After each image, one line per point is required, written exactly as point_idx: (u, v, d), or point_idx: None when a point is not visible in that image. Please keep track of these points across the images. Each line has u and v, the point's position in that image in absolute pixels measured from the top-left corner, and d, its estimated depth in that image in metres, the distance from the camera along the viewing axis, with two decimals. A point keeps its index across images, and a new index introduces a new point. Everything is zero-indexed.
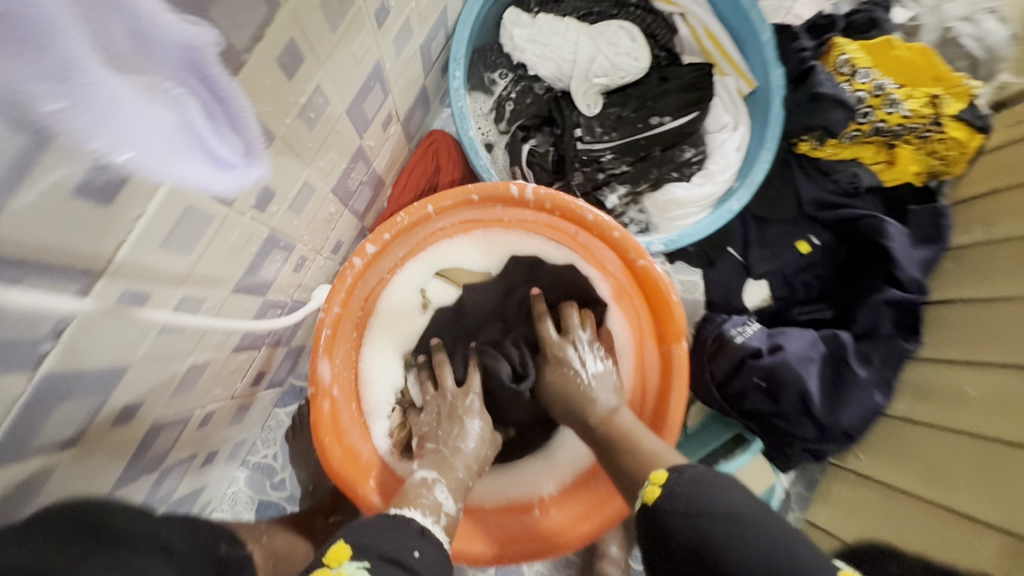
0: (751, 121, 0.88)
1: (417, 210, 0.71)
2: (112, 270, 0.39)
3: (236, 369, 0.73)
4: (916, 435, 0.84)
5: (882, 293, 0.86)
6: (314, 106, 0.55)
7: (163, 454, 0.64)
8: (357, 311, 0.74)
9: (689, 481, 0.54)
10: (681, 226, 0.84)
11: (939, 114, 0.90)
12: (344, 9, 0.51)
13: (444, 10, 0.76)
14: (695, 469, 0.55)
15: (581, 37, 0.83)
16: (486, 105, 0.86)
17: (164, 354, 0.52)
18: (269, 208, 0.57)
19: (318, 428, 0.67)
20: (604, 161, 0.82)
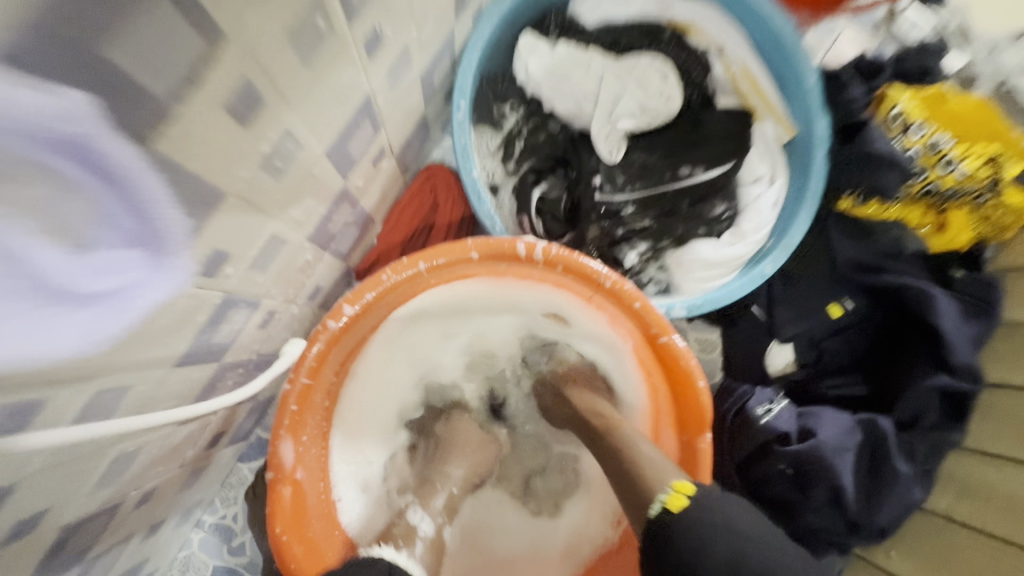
0: (790, 172, 0.79)
1: (406, 268, 0.60)
2: None
3: (185, 439, 0.62)
4: (961, 543, 0.73)
5: (931, 379, 0.76)
6: (282, 153, 0.45)
7: (85, 547, 0.54)
8: (330, 378, 0.63)
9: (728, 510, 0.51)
10: (706, 291, 0.74)
11: (999, 178, 0.80)
12: (324, 40, 0.41)
13: (451, 34, 0.67)
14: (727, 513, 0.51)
15: (604, 73, 0.73)
16: (492, 141, 0.76)
17: (77, 454, 0.42)
18: (222, 272, 0.46)
19: (274, 522, 0.56)
20: (624, 215, 0.73)
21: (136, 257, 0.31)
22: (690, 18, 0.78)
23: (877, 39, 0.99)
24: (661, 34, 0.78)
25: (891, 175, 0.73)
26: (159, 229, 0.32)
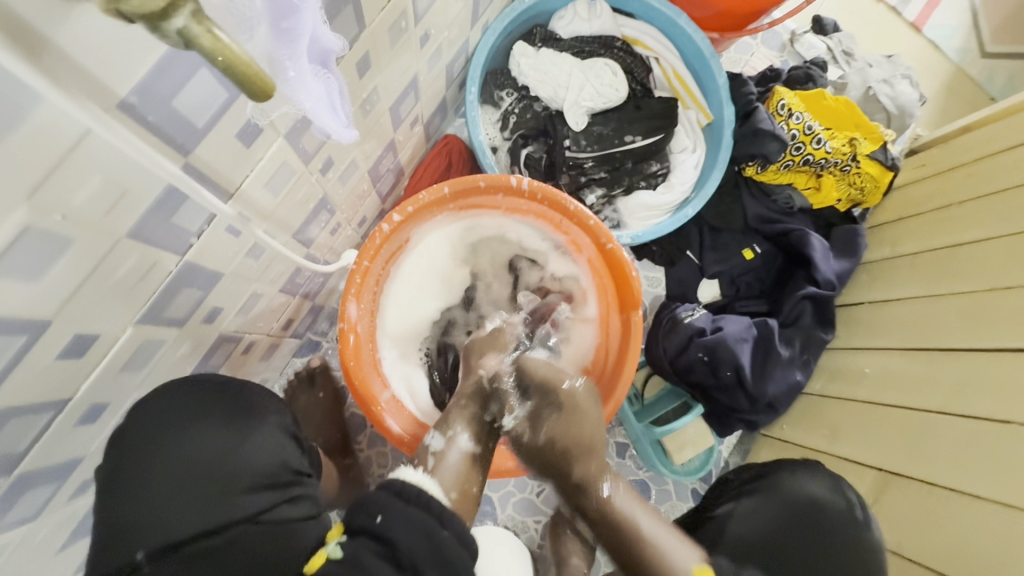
0: (707, 146, 1.09)
1: (436, 191, 0.89)
2: (239, 197, 0.56)
3: (275, 310, 0.88)
4: (825, 409, 1.02)
5: (801, 289, 1.07)
6: (370, 100, 0.73)
7: (217, 367, 0.79)
8: (379, 269, 0.91)
9: None
10: (645, 225, 1.04)
11: (856, 153, 1.12)
12: (401, 33, 0.70)
13: (467, 39, 0.96)
14: None
15: (574, 70, 1.04)
16: (494, 117, 1.07)
17: (243, 274, 0.68)
18: (327, 174, 0.74)
19: (345, 355, 0.84)
20: (585, 168, 1.03)
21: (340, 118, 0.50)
22: (637, 34, 1.11)
23: (783, 55, 1.35)
24: (614, 44, 1.09)
25: (773, 145, 1.06)
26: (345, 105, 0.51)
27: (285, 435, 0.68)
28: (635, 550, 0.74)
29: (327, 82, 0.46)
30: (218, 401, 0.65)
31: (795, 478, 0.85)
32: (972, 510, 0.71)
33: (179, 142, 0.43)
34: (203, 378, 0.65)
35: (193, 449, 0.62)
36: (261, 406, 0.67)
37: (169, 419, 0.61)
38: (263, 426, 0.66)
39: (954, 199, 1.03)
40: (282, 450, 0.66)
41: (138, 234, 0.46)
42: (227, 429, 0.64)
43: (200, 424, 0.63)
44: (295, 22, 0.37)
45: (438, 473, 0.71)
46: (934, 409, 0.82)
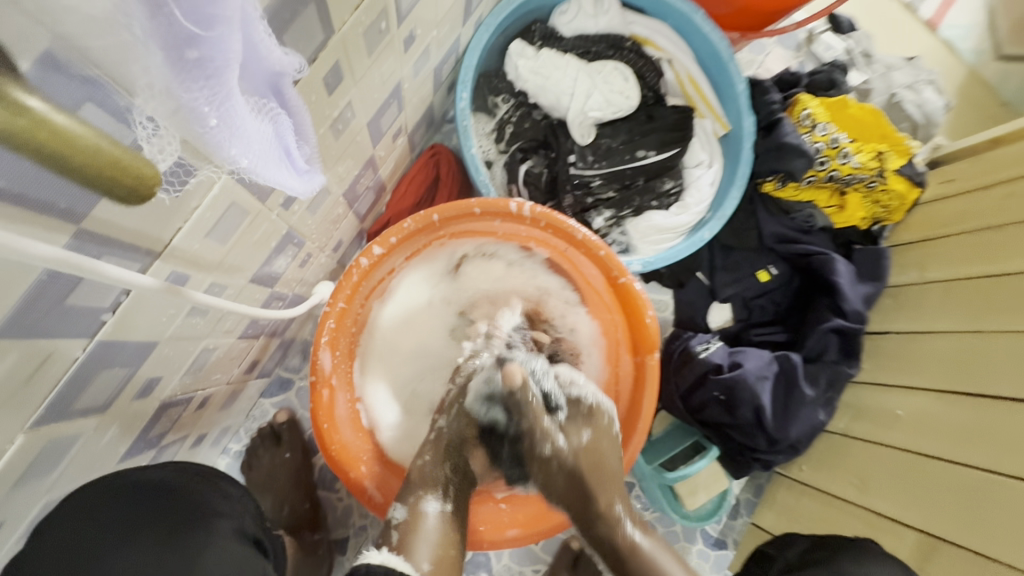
0: (724, 161, 0.98)
1: (423, 218, 0.76)
2: (170, 255, 0.43)
3: (235, 356, 0.75)
4: (848, 452, 0.94)
5: (828, 322, 0.97)
6: (343, 118, 0.60)
7: (161, 434, 0.66)
8: (357, 308, 0.78)
9: None
10: (658, 251, 0.94)
11: (883, 169, 1.03)
12: (381, 37, 0.57)
13: (458, 37, 0.83)
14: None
15: (579, 74, 0.91)
16: (488, 126, 0.94)
17: (187, 335, 0.55)
18: (292, 207, 0.61)
19: (318, 415, 0.71)
20: (592, 187, 0.91)
21: (302, 160, 0.39)
22: (647, 33, 0.98)
23: (799, 57, 1.24)
24: (623, 44, 0.97)
25: (799, 163, 0.95)
26: (305, 144, 0.39)
27: (240, 543, 0.55)
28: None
29: (277, 120, 0.34)
30: (154, 511, 0.52)
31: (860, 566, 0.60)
32: None
33: (61, 206, 0.30)
34: (128, 487, 0.53)
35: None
36: (206, 513, 0.55)
37: (84, 547, 0.48)
38: (216, 538, 0.53)
39: (984, 222, 0.94)
40: (240, 563, 0.54)
41: (15, 329, 0.33)
42: (162, 551, 0.50)
43: (120, 550, 0.49)
44: (206, 50, 0.24)
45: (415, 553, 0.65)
46: (977, 466, 0.74)
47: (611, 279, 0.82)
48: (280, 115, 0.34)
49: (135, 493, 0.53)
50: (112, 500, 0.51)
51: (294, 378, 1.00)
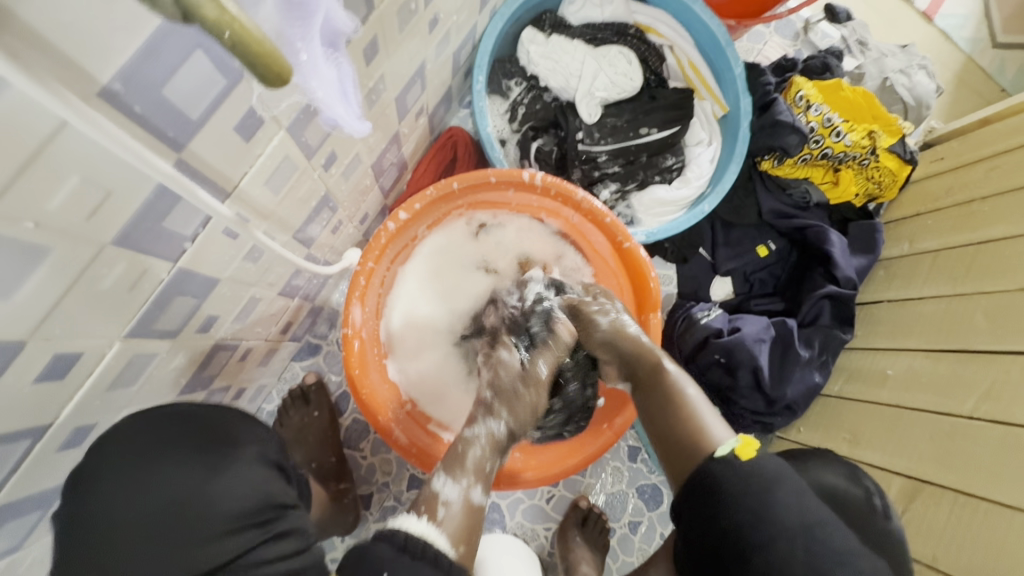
0: (723, 139, 1.05)
1: (444, 187, 0.83)
2: (238, 195, 0.50)
3: (274, 313, 0.83)
4: (843, 411, 1.00)
5: (822, 289, 1.03)
6: (376, 90, 0.67)
7: (211, 377, 0.74)
8: (384, 270, 0.85)
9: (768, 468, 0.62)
10: (661, 222, 1.00)
11: (875, 146, 1.09)
12: (411, 16, 0.64)
13: (475, 24, 0.91)
14: (777, 466, 0.62)
15: (586, 58, 0.99)
16: (502, 107, 1.01)
17: (240, 279, 0.63)
18: (330, 169, 0.68)
19: (351, 362, 0.78)
20: (599, 162, 0.98)
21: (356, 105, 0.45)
22: (650, 21, 1.05)
23: (796, 45, 1.30)
24: (628, 31, 1.03)
25: (793, 138, 1.02)
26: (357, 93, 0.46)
27: (265, 467, 0.63)
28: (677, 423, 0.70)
29: (340, 67, 0.41)
30: (183, 430, 0.59)
31: (813, 466, 0.70)
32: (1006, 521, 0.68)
33: (171, 135, 0.38)
34: (164, 412, 0.59)
35: (154, 492, 0.56)
36: (233, 436, 0.62)
37: (129, 458, 0.55)
38: (240, 461, 0.61)
39: (974, 194, 1.00)
40: (262, 482, 0.61)
41: (125, 240, 0.40)
42: (199, 465, 0.58)
43: (163, 463, 0.57)
44: None
45: (443, 523, 0.63)
46: (965, 414, 0.79)
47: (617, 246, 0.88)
48: (342, 62, 0.41)
49: (166, 418, 0.59)
50: (146, 425, 0.57)
51: (321, 345, 1.08)
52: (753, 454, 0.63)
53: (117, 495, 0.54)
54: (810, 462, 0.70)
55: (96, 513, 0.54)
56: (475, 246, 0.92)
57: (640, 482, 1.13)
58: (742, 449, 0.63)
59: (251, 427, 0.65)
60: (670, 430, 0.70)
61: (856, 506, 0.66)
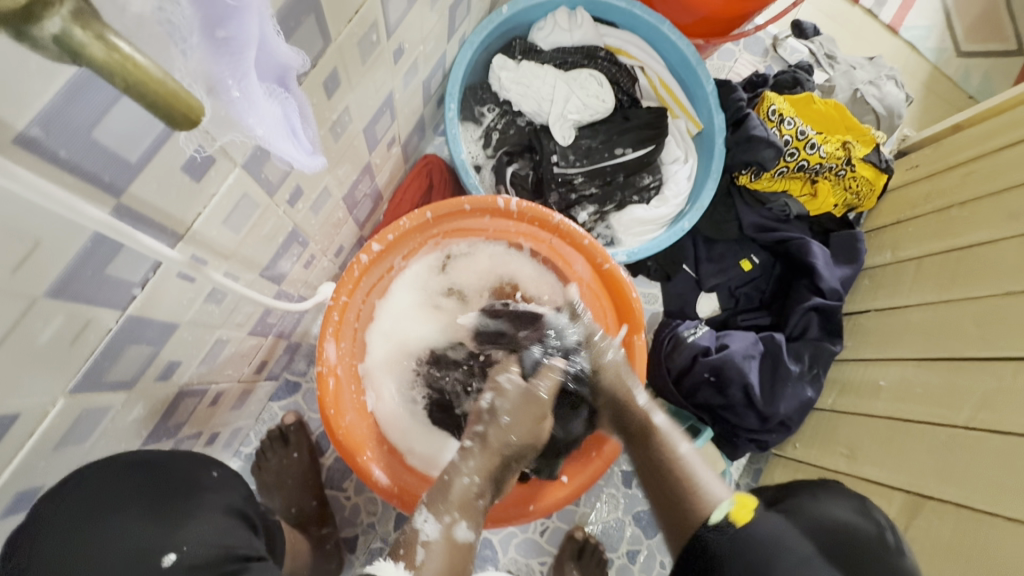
0: (698, 156, 1.05)
1: (417, 217, 0.82)
2: (191, 238, 0.48)
3: (246, 353, 0.80)
4: (838, 425, 0.97)
5: (807, 301, 1.02)
6: (341, 122, 0.66)
7: (179, 425, 0.71)
8: (359, 304, 0.83)
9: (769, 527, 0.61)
10: (641, 242, 0.99)
11: (850, 157, 1.09)
12: (373, 47, 0.64)
13: (444, 53, 0.91)
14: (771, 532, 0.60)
15: (558, 82, 0.98)
16: (476, 133, 1.01)
17: (203, 322, 0.60)
18: (296, 204, 0.67)
19: (325, 402, 0.75)
20: (575, 184, 0.97)
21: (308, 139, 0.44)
22: (620, 44, 1.06)
23: (767, 61, 1.32)
24: (598, 53, 1.04)
25: (768, 152, 1.02)
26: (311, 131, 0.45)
27: (228, 517, 0.59)
28: (674, 481, 0.72)
29: (285, 103, 0.39)
30: (134, 482, 0.54)
31: (817, 500, 0.63)
32: (1011, 536, 0.65)
33: (108, 179, 0.36)
34: (123, 460, 0.55)
35: (97, 558, 0.50)
36: (193, 485, 0.58)
37: (77, 514, 0.50)
38: (204, 509, 0.57)
39: (952, 200, 1.00)
40: (228, 536, 0.57)
41: (59, 292, 0.38)
42: (155, 519, 0.54)
43: (113, 517, 0.52)
44: (234, 30, 0.30)
45: (424, 566, 0.63)
46: (961, 425, 0.77)
47: (598, 266, 0.87)
48: (288, 99, 0.39)
49: (118, 468, 0.54)
50: (104, 473, 0.53)
51: (300, 382, 1.05)
52: (748, 514, 0.64)
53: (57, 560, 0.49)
54: (819, 496, 0.64)
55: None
56: (444, 282, 0.90)
57: (636, 509, 1.10)
58: (736, 513, 0.65)
59: (211, 474, 0.61)
60: (660, 464, 0.75)
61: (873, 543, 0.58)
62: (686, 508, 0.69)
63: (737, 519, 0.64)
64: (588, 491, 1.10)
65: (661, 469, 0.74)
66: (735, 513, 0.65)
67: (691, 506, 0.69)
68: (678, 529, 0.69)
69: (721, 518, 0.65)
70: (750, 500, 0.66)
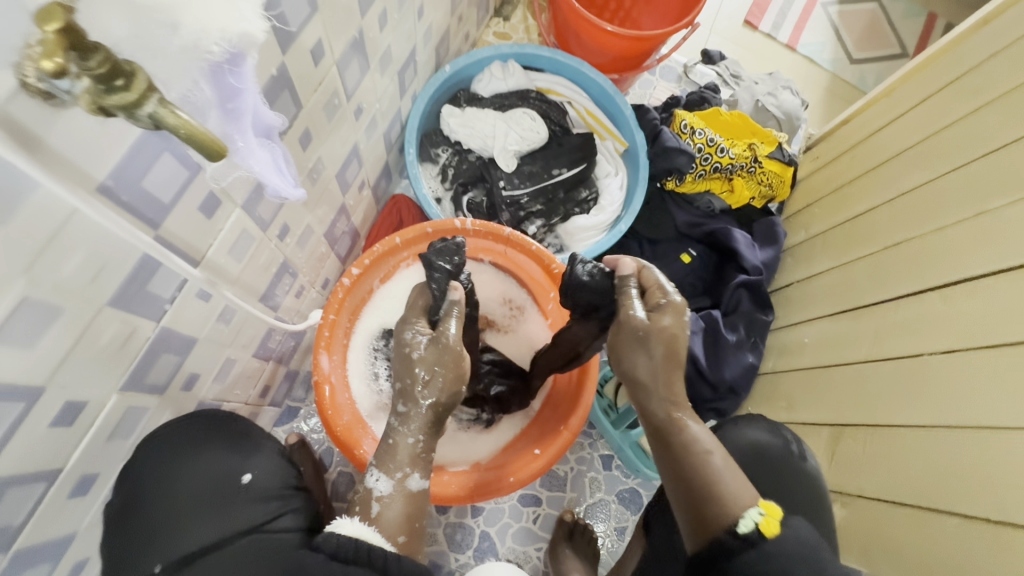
0: (627, 169, 1.23)
1: (388, 242, 0.97)
2: (207, 263, 0.63)
3: (251, 375, 0.92)
4: (779, 383, 1.10)
5: (736, 279, 1.17)
6: (316, 170, 0.82)
7: None
8: (346, 322, 0.97)
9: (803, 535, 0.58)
10: (585, 245, 1.15)
11: (755, 156, 1.28)
12: (337, 109, 0.81)
13: (399, 108, 1.09)
14: (811, 537, 0.58)
15: (497, 121, 1.17)
16: (434, 170, 1.18)
17: (216, 339, 0.73)
18: (285, 239, 0.82)
19: (324, 406, 0.88)
20: (522, 203, 1.14)
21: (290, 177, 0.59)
22: (548, 85, 1.26)
23: (681, 86, 1.54)
24: (530, 95, 1.23)
25: (681, 158, 1.22)
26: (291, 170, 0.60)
27: (278, 456, 0.80)
28: (694, 479, 0.63)
29: (273, 150, 0.54)
30: (211, 429, 0.74)
31: (740, 427, 0.88)
32: (910, 440, 0.77)
33: (149, 217, 0.50)
34: (201, 412, 0.74)
35: (196, 477, 0.71)
36: (251, 432, 0.79)
37: (178, 451, 0.69)
38: (263, 447, 0.79)
39: (845, 179, 1.18)
40: (279, 468, 0.78)
41: (117, 303, 0.51)
42: (232, 452, 0.75)
43: (202, 451, 0.72)
44: (238, 103, 0.45)
45: (380, 520, 0.71)
46: (863, 359, 0.91)
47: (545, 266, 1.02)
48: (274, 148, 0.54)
49: (197, 417, 0.73)
50: (190, 421, 0.72)
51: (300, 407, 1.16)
52: (777, 527, 0.57)
53: (163, 481, 0.69)
54: (746, 423, 0.88)
55: (146, 501, 0.67)
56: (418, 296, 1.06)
57: (618, 488, 1.20)
58: (767, 524, 0.58)
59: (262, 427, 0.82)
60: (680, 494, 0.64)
61: (778, 453, 0.85)
62: (703, 498, 0.62)
63: (765, 533, 0.57)
64: (573, 477, 1.20)
65: (682, 471, 0.64)
66: (765, 524, 0.57)
67: (714, 507, 0.61)
68: (697, 519, 0.62)
69: (751, 526, 0.58)
70: (779, 509, 0.59)
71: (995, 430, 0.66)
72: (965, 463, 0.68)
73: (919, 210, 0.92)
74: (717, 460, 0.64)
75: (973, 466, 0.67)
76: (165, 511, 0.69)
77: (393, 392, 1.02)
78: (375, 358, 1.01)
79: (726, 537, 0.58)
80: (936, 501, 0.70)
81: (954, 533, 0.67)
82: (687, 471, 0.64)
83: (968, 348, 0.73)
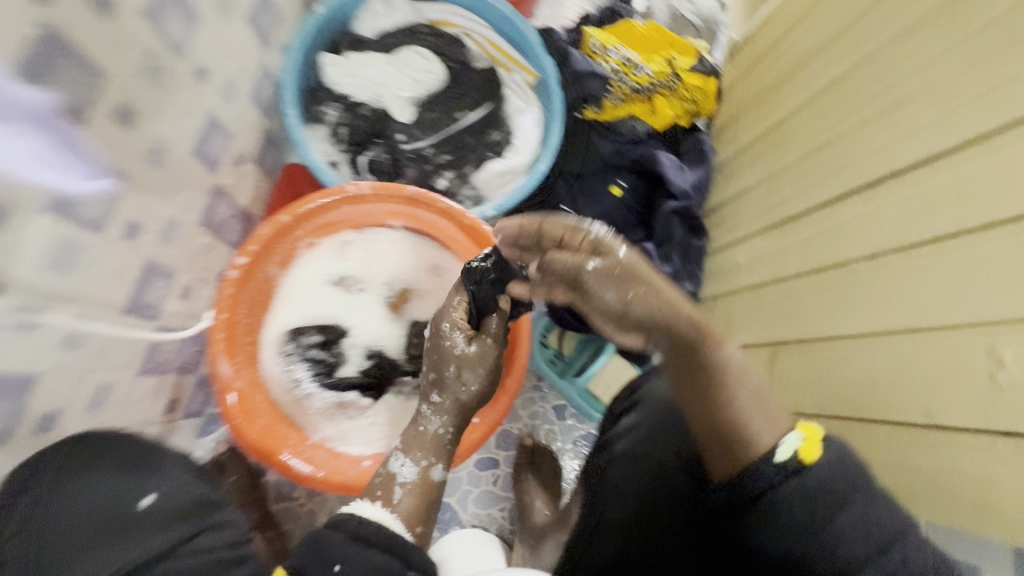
0: (540, 102, 1.12)
1: (274, 221, 0.88)
2: (15, 285, 0.54)
3: (147, 393, 0.82)
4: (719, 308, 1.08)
5: (665, 207, 1.13)
6: (157, 150, 0.69)
7: None
8: (245, 318, 0.87)
9: (838, 462, 0.53)
10: (504, 192, 1.06)
11: (675, 70, 1.19)
12: (162, 72, 0.67)
13: (264, 64, 0.95)
14: (846, 468, 0.53)
15: (385, 65, 1.04)
16: (323, 132, 1.03)
17: (69, 368, 0.63)
18: (137, 239, 0.70)
19: (229, 416, 0.79)
20: (428, 155, 1.04)
21: None
22: (439, 15, 1.11)
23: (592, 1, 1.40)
24: (421, 31, 1.09)
25: (593, 83, 1.16)
26: None
27: (193, 471, 0.69)
28: (721, 422, 0.56)
29: None
30: (99, 454, 0.65)
31: (660, 382, 0.77)
32: (845, 352, 0.75)
33: None
34: (94, 437, 0.66)
35: (82, 508, 0.61)
36: (153, 451, 0.69)
37: (64, 474, 0.62)
38: (166, 464, 0.68)
39: (766, 84, 1.11)
40: (194, 487, 0.67)
41: None
42: (125, 471, 0.65)
43: (92, 473, 0.64)
44: None
45: (399, 506, 0.68)
46: (794, 274, 0.88)
47: (457, 219, 0.95)
48: None
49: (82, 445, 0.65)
50: (73, 446, 0.64)
51: None
52: (819, 451, 0.53)
53: (53, 514, 0.60)
54: (663, 380, 0.78)
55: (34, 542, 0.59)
56: (328, 277, 0.97)
57: (575, 436, 1.19)
58: (807, 452, 0.53)
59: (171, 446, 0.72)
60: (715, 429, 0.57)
61: None
62: (731, 434, 0.56)
63: (807, 457, 0.53)
64: (529, 433, 1.18)
65: (719, 401, 0.57)
66: (805, 451, 0.53)
67: (734, 447, 0.55)
68: (727, 454, 0.56)
69: (791, 456, 0.53)
70: (820, 432, 0.55)
71: (921, 331, 0.65)
72: (901, 370, 0.66)
73: (840, 106, 0.86)
74: (745, 394, 0.58)
75: (908, 372, 0.65)
76: (51, 550, 0.59)
77: (321, 387, 0.94)
78: (292, 355, 0.93)
79: (750, 477, 0.54)
80: (875, 412, 0.69)
81: (889, 440, 0.66)
82: (726, 403, 0.57)
83: (893, 250, 0.70)
